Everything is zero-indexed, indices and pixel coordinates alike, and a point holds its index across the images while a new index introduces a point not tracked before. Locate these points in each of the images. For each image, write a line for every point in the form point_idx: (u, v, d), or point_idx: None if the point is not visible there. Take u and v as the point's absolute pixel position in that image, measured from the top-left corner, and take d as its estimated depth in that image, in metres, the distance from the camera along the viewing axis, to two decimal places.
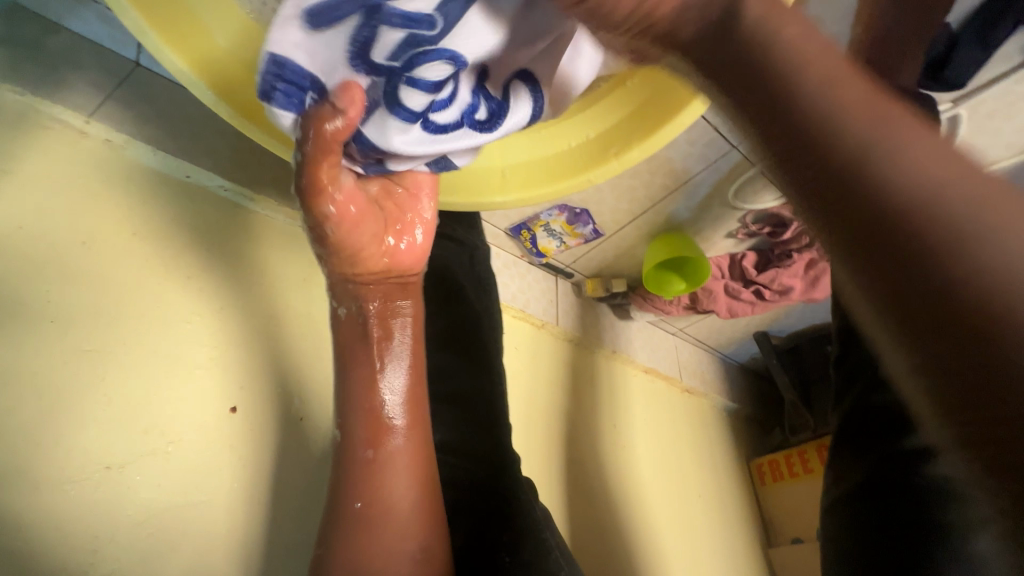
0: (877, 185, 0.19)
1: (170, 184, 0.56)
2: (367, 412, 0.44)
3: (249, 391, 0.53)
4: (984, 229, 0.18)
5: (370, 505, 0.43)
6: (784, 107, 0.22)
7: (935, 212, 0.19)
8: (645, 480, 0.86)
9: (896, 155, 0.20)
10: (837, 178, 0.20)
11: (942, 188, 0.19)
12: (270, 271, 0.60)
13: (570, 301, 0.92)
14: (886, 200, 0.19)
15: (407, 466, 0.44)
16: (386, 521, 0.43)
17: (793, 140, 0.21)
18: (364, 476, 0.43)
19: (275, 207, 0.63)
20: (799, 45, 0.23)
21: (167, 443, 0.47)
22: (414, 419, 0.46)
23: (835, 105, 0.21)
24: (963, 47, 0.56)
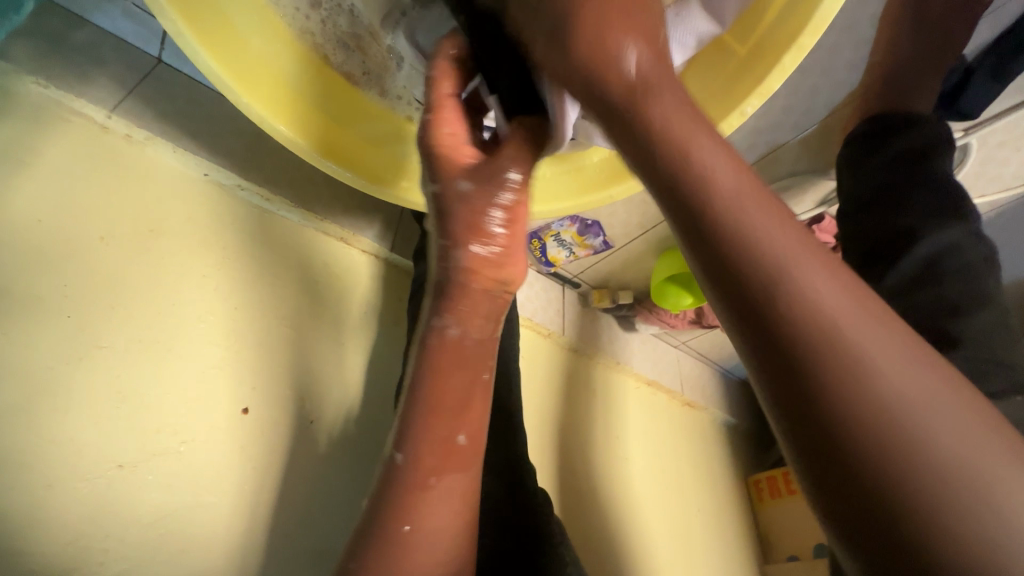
0: (805, 343, 0.23)
1: (188, 182, 0.56)
2: (429, 421, 0.37)
3: (261, 393, 0.53)
4: (869, 355, 0.22)
5: (414, 534, 0.35)
6: (827, 410, 0.22)
7: (909, 470, 0.21)
8: (643, 492, 0.86)
9: (902, 453, 0.21)
10: (838, 442, 0.22)
11: (836, 311, 0.23)
12: (286, 271, 0.59)
13: (575, 311, 0.92)
14: (796, 343, 0.23)
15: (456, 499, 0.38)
16: (430, 553, 0.36)
17: (731, 276, 0.25)
18: (420, 502, 0.36)
19: (291, 208, 0.62)
20: (836, 323, 0.23)
21: (178, 442, 0.47)
22: (475, 452, 0.39)
23: (879, 415, 0.21)
24: (977, 79, 0.57)
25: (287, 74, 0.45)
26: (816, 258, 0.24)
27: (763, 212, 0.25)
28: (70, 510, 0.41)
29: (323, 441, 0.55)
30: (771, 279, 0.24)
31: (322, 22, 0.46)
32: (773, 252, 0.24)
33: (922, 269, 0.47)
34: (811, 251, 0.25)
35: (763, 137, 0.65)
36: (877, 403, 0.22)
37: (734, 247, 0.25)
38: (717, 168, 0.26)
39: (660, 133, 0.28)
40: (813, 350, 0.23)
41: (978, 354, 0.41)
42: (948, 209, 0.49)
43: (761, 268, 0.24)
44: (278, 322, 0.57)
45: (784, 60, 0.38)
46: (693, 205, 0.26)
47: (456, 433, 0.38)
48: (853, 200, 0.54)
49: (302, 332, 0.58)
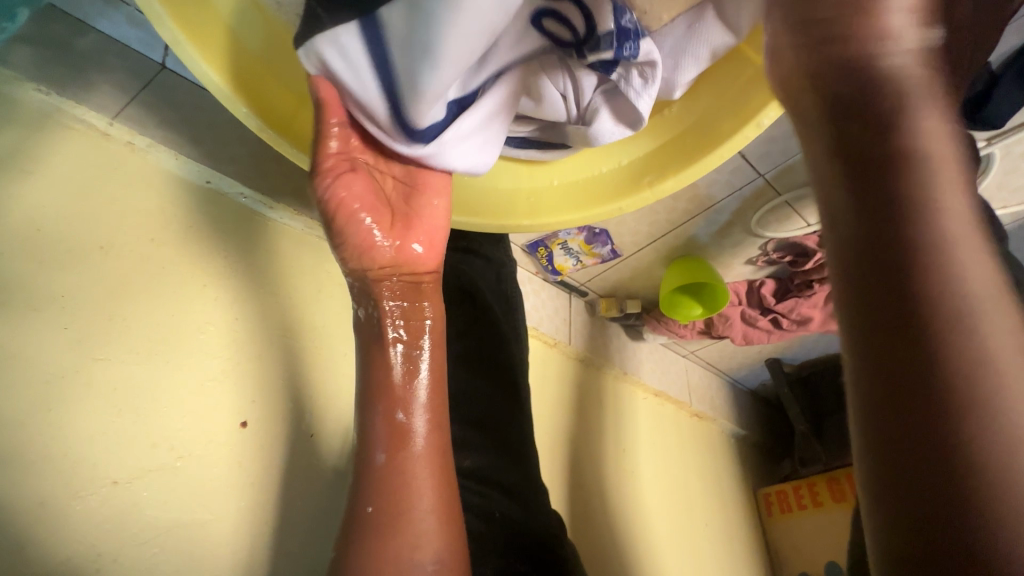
0: (958, 414, 0.19)
1: (189, 190, 0.55)
2: (381, 415, 0.44)
3: (261, 406, 0.52)
4: (1021, 439, 0.18)
5: (382, 511, 0.41)
6: (965, 404, 0.18)
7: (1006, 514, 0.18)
8: (651, 506, 0.84)
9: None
10: (952, 417, 0.19)
11: (1000, 363, 0.19)
12: (288, 280, 0.59)
13: (582, 321, 0.90)
14: (938, 417, 0.19)
15: (423, 468, 0.43)
16: (407, 521, 0.42)
17: (896, 260, 0.20)
18: (386, 483, 0.42)
19: (292, 215, 0.62)
20: (1000, 341, 0.19)
21: (176, 458, 0.46)
22: (436, 412, 0.46)
23: (1011, 444, 0.18)
24: (1002, 88, 0.55)
25: (288, 84, 0.44)
26: (1009, 328, 0.19)
27: (967, 245, 0.20)
28: (65, 528, 0.40)
29: (324, 456, 0.54)
30: (958, 321, 0.19)
31: None
32: (948, 270, 0.20)
33: None
34: (1004, 305, 0.19)
35: (776, 146, 0.63)
36: (992, 459, 0.18)
37: (927, 254, 0.20)
38: (952, 231, 0.20)
39: (886, 152, 0.21)
40: (959, 411, 0.19)
41: None
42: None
43: (937, 324, 0.19)
44: (279, 334, 0.56)
45: None
46: (866, 246, 0.21)
47: (396, 414, 0.44)
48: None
49: (303, 344, 0.57)
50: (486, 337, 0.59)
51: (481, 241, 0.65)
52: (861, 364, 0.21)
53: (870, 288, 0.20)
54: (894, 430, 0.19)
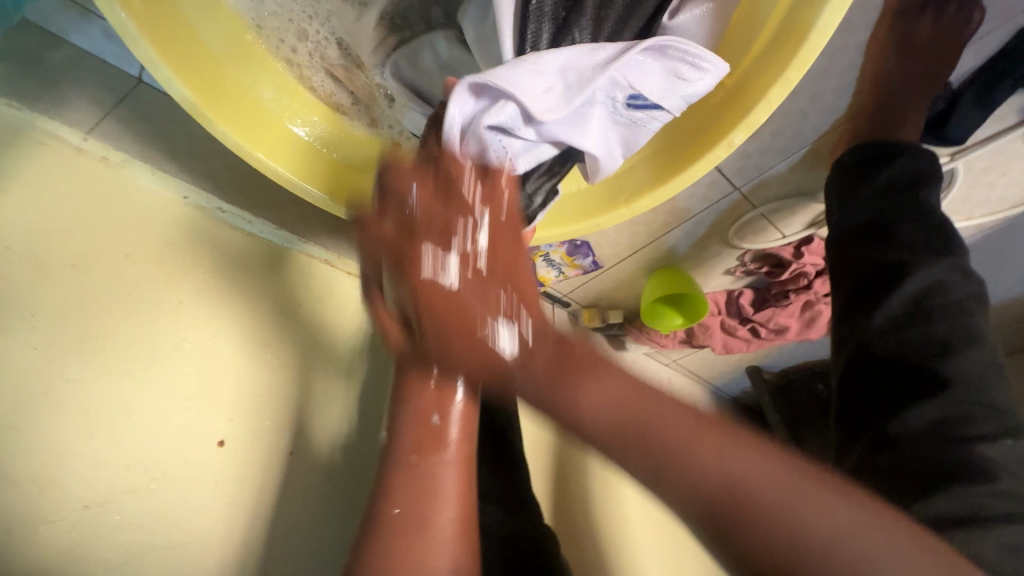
0: (766, 532, 0.31)
1: (167, 205, 0.55)
2: (411, 420, 0.46)
3: (239, 424, 0.51)
4: (828, 531, 0.31)
5: (406, 514, 0.42)
6: (672, 471, 0.33)
7: (724, 505, 0.32)
8: (632, 515, 0.85)
9: (746, 491, 0.32)
10: (741, 515, 0.32)
11: (736, 474, 0.32)
12: (267, 296, 0.58)
13: (565, 331, 0.91)
14: (797, 564, 0.30)
15: (450, 477, 0.45)
16: (429, 531, 0.42)
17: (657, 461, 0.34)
18: (410, 485, 0.43)
19: (272, 231, 0.61)
20: (731, 474, 0.32)
21: (149, 479, 0.45)
22: (465, 438, 0.47)
23: (732, 472, 0.32)
24: (961, 106, 0.57)
25: (266, 101, 0.44)
26: (730, 448, 0.33)
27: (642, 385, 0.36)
28: (31, 555, 0.39)
29: (303, 474, 0.53)
30: (686, 472, 0.33)
31: (310, 54, 0.45)
32: (723, 474, 0.32)
33: (912, 306, 0.47)
34: (761, 457, 0.33)
35: (751, 160, 0.65)
36: (818, 556, 0.30)
37: (662, 460, 0.33)
38: (653, 433, 0.34)
39: (628, 413, 0.35)
40: (784, 546, 0.30)
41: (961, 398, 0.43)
42: (939, 243, 0.49)
43: (727, 499, 0.32)
44: (259, 350, 0.55)
45: (769, 93, 0.38)
46: (602, 433, 0.35)
47: (431, 416, 0.46)
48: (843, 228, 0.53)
49: (284, 361, 0.56)
50: None
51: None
52: (715, 544, 0.33)
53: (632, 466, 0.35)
54: (735, 550, 0.32)
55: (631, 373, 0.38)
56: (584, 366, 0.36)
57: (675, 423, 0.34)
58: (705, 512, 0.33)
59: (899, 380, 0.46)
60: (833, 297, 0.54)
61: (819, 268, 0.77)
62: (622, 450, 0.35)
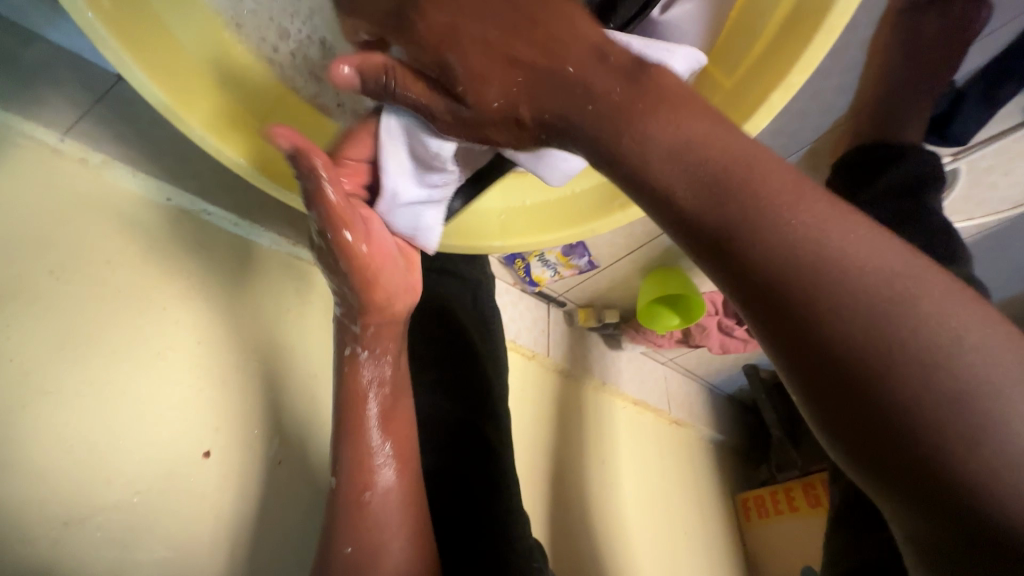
0: (915, 395, 0.21)
1: (148, 208, 0.53)
2: (353, 456, 0.44)
3: (225, 435, 0.50)
4: (1012, 393, 0.20)
5: (359, 554, 0.42)
6: (816, 330, 0.23)
7: (913, 360, 0.21)
8: (629, 516, 0.84)
9: (865, 284, 0.23)
10: (896, 412, 0.21)
11: (929, 310, 0.22)
12: (254, 300, 0.56)
13: (561, 331, 0.90)
14: (920, 419, 0.21)
15: (393, 511, 0.44)
16: (377, 563, 0.42)
17: (779, 299, 0.24)
18: (353, 523, 0.43)
19: (259, 232, 0.59)
20: (874, 284, 0.23)
21: (132, 494, 0.44)
22: (406, 461, 0.46)
23: (871, 292, 0.22)
24: (968, 107, 0.55)
25: (248, 102, 0.42)
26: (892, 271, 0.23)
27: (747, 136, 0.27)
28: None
29: (292, 484, 0.52)
30: (816, 292, 0.23)
31: (291, 54, 0.43)
32: (825, 235, 0.24)
33: None
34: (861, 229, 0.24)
35: None
36: (1011, 464, 0.20)
37: (804, 294, 0.23)
38: (828, 299, 0.23)
39: (774, 266, 0.24)
40: (910, 401, 0.21)
41: None
42: (955, 248, 0.47)
43: (834, 350, 0.22)
44: (246, 357, 0.54)
45: (771, 98, 0.37)
46: (774, 279, 0.24)
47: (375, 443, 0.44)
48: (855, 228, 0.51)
49: (272, 368, 0.55)
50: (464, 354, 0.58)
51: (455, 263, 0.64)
52: (760, 330, 0.25)
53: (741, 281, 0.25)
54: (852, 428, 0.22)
55: (728, 128, 0.28)
56: (675, 99, 0.28)
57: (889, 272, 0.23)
58: (791, 316, 0.23)
59: None
60: None
61: None
62: (761, 296, 0.24)
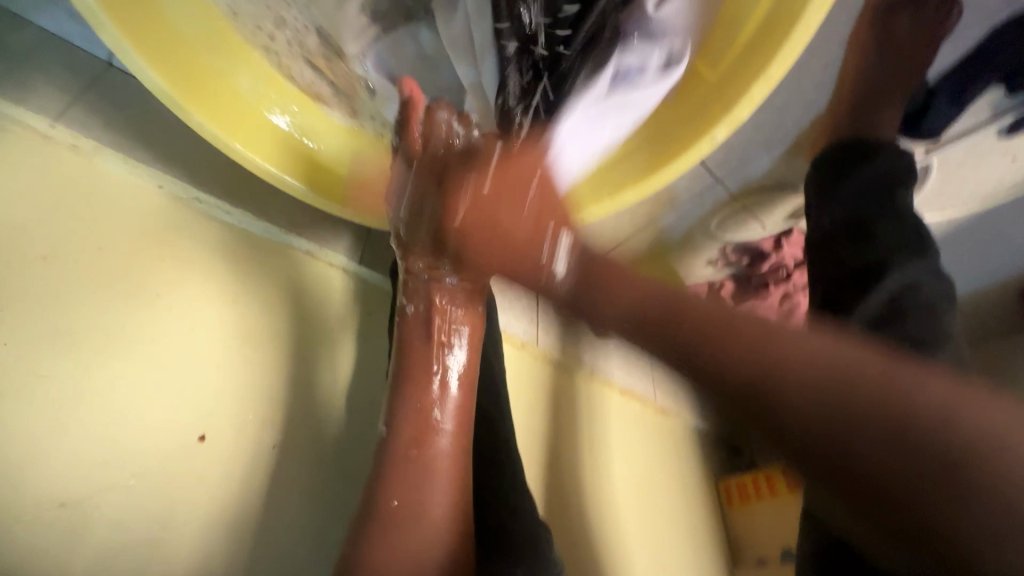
0: (911, 456, 0.23)
1: (141, 194, 0.53)
2: (413, 407, 0.44)
3: (219, 419, 0.51)
4: (932, 403, 0.24)
5: (403, 508, 0.41)
6: (772, 399, 0.26)
7: (843, 396, 0.25)
8: (617, 501, 0.86)
9: (812, 379, 0.26)
10: (854, 417, 0.25)
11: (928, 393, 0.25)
12: (247, 287, 0.57)
13: (550, 322, 0.91)
14: (889, 469, 0.24)
15: (444, 474, 0.43)
16: (415, 528, 0.41)
17: (750, 404, 0.27)
18: (408, 477, 0.42)
19: (250, 220, 0.59)
20: (811, 356, 0.27)
21: (128, 476, 0.44)
22: (463, 428, 0.45)
23: (816, 360, 0.27)
24: (938, 103, 0.58)
25: (242, 90, 0.43)
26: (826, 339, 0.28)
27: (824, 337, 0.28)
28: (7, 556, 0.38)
29: (288, 468, 0.53)
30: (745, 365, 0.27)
31: (288, 44, 0.42)
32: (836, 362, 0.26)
33: (886, 306, 0.47)
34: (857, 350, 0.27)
35: (733, 154, 0.65)
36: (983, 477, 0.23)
37: (740, 371, 0.27)
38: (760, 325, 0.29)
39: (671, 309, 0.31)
40: (912, 477, 0.23)
41: None
42: (913, 244, 0.50)
43: (820, 422, 0.25)
44: (240, 343, 0.54)
45: (752, 90, 0.39)
46: (716, 375, 0.28)
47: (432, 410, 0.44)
48: (820, 226, 0.55)
49: (266, 354, 0.56)
50: None
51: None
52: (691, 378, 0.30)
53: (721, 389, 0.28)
54: (854, 485, 0.24)
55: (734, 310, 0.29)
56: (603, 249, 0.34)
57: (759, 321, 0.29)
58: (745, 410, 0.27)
59: None
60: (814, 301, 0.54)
61: (798, 260, 0.79)
62: (654, 335, 0.31)
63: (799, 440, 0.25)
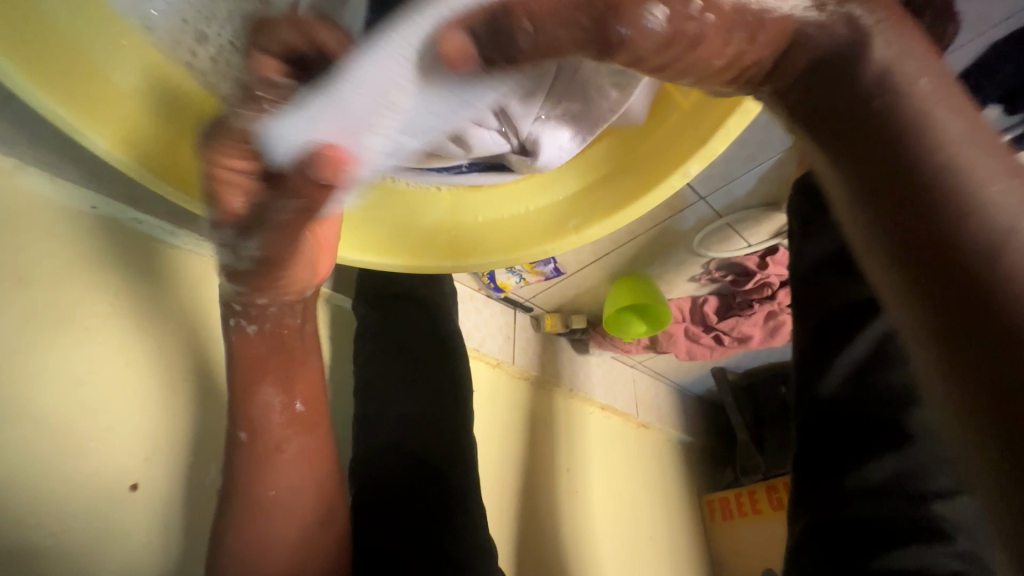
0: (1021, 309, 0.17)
1: (67, 214, 0.46)
2: (258, 393, 0.39)
3: (155, 464, 0.45)
4: None
5: (281, 497, 0.40)
6: (927, 232, 0.19)
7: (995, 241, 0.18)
8: (594, 524, 0.83)
9: (991, 203, 0.18)
10: (975, 305, 0.18)
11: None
12: (194, 315, 0.52)
13: (527, 337, 0.87)
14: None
15: (297, 465, 0.41)
16: (264, 517, 0.39)
17: (902, 198, 0.20)
18: (256, 465, 0.39)
19: (196, 241, 0.54)
20: (992, 203, 0.18)
21: (48, 537, 0.39)
22: (315, 417, 0.42)
23: (1015, 216, 0.18)
24: None
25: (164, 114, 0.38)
26: (939, 97, 0.20)
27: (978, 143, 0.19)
28: None
29: None
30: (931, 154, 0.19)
31: (212, 58, 0.36)
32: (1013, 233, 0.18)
33: (876, 346, 0.40)
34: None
35: (717, 170, 0.61)
36: None
37: (890, 174, 0.20)
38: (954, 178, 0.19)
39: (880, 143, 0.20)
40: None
41: (925, 454, 0.37)
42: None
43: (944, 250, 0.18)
44: (185, 377, 0.49)
45: (728, 123, 0.35)
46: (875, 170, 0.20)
47: (295, 403, 0.40)
48: (803, 260, 0.45)
49: (212, 388, 0.51)
50: (426, 388, 0.54)
51: (411, 284, 0.60)
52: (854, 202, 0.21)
53: (878, 226, 0.20)
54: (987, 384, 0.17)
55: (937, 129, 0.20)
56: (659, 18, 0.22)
57: (946, 102, 0.20)
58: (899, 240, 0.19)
59: (852, 428, 0.40)
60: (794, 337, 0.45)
61: (783, 279, 0.75)
62: (821, 119, 0.22)
63: (884, 254, 0.20)
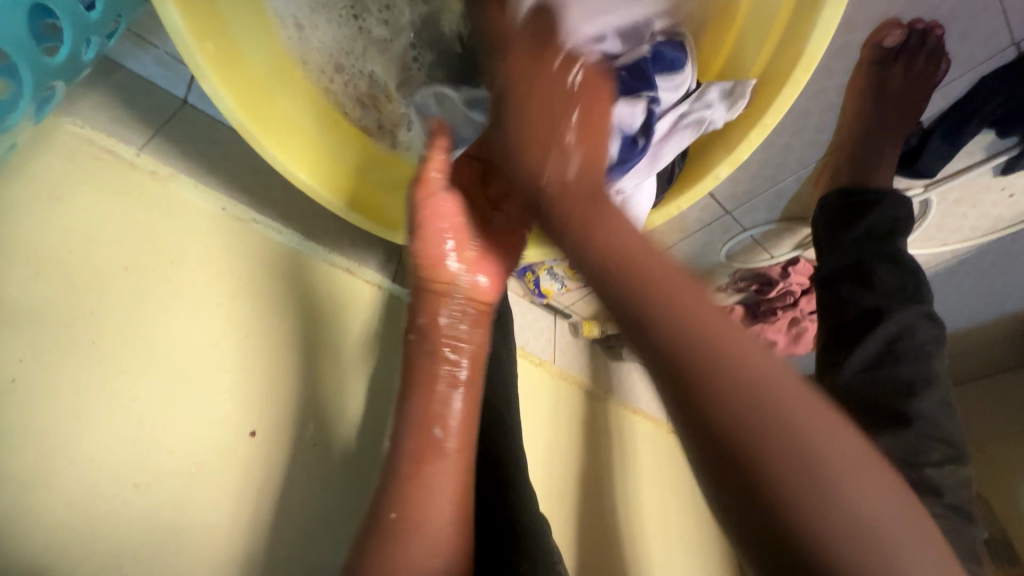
0: (816, 518, 0.24)
1: (206, 216, 0.59)
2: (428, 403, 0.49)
3: (267, 418, 0.57)
4: (879, 511, 0.24)
5: (403, 520, 0.46)
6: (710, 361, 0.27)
7: (745, 407, 0.26)
8: (626, 515, 0.90)
9: (851, 494, 0.25)
10: (769, 406, 0.26)
11: (865, 513, 0.24)
12: (298, 300, 0.63)
13: (567, 340, 0.96)
14: (738, 446, 0.26)
15: (450, 480, 0.48)
16: (418, 537, 0.45)
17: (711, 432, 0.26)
18: (409, 493, 0.46)
19: (300, 240, 0.65)
20: (801, 439, 0.25)
21: (191, 464, 0.51)
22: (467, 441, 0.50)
23: (861, 505, 0.25)
24: (933, 144, 0.63)
25: (308, 128, 0.51)
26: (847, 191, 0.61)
27: (801, 407, 0.27)
28: (97, 525, 0.45)
29: (324, 464, 0.59)
30: (808, 469, 0.25)
31: (345, 85, 0.55)
32: (834, 490, 0.25)
33: (885, 348, 0.55)
34: (870, 470, 0.26)
35: (741, 187, 0.70)
36: (863, 518, 0.24)
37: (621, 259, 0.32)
38: (794, 429, 0.26)
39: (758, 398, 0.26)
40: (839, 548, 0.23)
41: (923, 430, 0.51)
42: (909, 291, 0.57)
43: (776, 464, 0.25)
44: (286, 351, 0.60)
45: (750, 136, 0.46)
46: (716, 432, 0.26)
47: (433, 429, 0.48)
48: (826, 267, 0.60)
49: (308, 361, 0.62)
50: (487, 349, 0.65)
51: None
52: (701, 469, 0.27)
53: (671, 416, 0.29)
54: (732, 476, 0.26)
55: (795, 439, 0.25)
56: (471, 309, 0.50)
57: (845, 452, 0.26)
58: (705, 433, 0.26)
59: (871, 413, 0.53)
60: (822, 333, 0.60)
61: (805, 287, 0.82)
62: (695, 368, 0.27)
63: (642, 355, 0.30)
